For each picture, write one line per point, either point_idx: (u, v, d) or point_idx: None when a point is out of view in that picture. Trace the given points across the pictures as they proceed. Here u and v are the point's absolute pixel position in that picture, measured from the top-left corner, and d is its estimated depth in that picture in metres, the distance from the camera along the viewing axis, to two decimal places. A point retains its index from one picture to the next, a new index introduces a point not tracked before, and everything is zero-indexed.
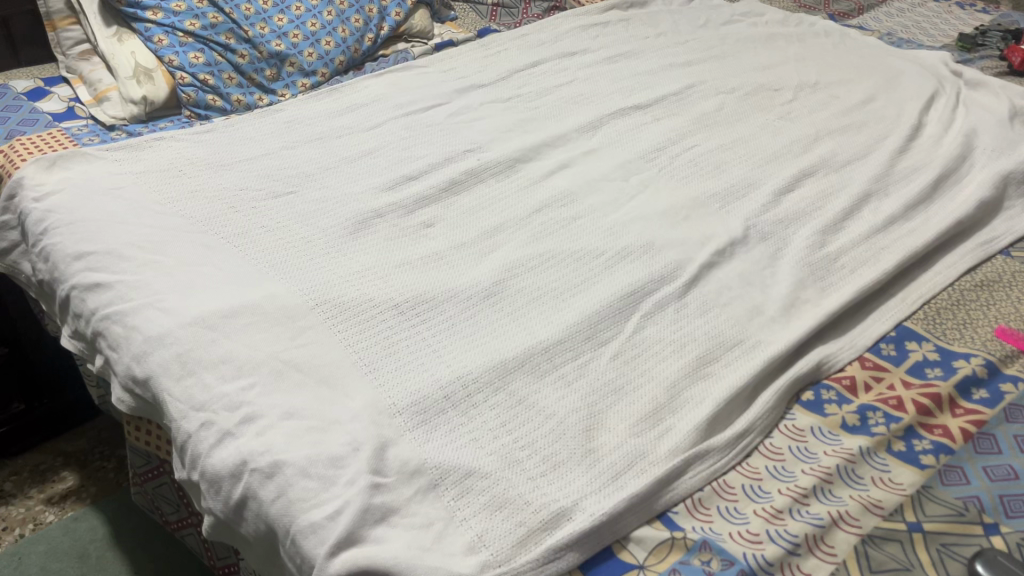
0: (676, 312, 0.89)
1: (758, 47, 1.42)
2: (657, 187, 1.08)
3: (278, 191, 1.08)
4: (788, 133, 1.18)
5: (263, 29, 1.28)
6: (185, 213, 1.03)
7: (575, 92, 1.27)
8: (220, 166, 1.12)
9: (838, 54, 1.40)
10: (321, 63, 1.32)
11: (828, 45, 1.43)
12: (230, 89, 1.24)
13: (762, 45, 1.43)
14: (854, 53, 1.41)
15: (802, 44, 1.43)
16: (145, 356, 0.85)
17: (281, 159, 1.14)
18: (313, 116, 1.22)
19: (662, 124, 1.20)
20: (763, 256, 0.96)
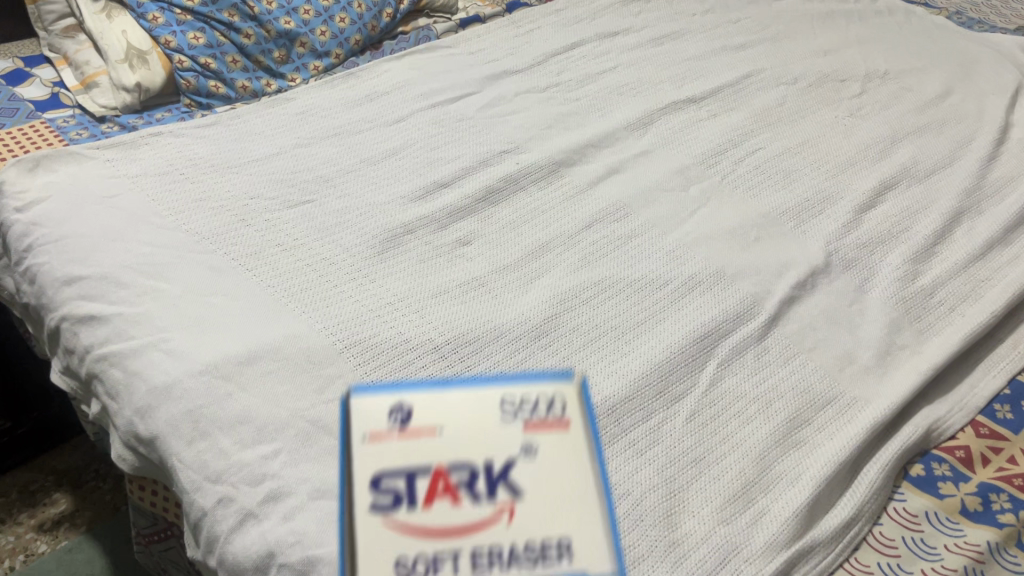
0: (756, 359, 0.78)
1: (817, 26, 1.28)
2: (721, 199, 0.96)
3: (293, 200, 0.95)
4: (862, 132, 1.05)
5: (271, 4, 1.13)
6: (188, 226, 0.91)
7: (620, 80, 1.14)
8: (226, 168, 0.99)
9: (906, 35, 1.26)
10: (335, 43, 1.18)
11: (892, 25, 1.29)
12: (234, 75, 1.11)
13: (822, 23, 1.29)
14: (925, 33, 1.27)
15: (865, 23, 1.29)
16: (150, 412, 0.74)
17: (295, 159, 1.01)
18: (329, 106, 1.09)
19: (720, 121, 1.07)
20: (849, 287, 0.85)
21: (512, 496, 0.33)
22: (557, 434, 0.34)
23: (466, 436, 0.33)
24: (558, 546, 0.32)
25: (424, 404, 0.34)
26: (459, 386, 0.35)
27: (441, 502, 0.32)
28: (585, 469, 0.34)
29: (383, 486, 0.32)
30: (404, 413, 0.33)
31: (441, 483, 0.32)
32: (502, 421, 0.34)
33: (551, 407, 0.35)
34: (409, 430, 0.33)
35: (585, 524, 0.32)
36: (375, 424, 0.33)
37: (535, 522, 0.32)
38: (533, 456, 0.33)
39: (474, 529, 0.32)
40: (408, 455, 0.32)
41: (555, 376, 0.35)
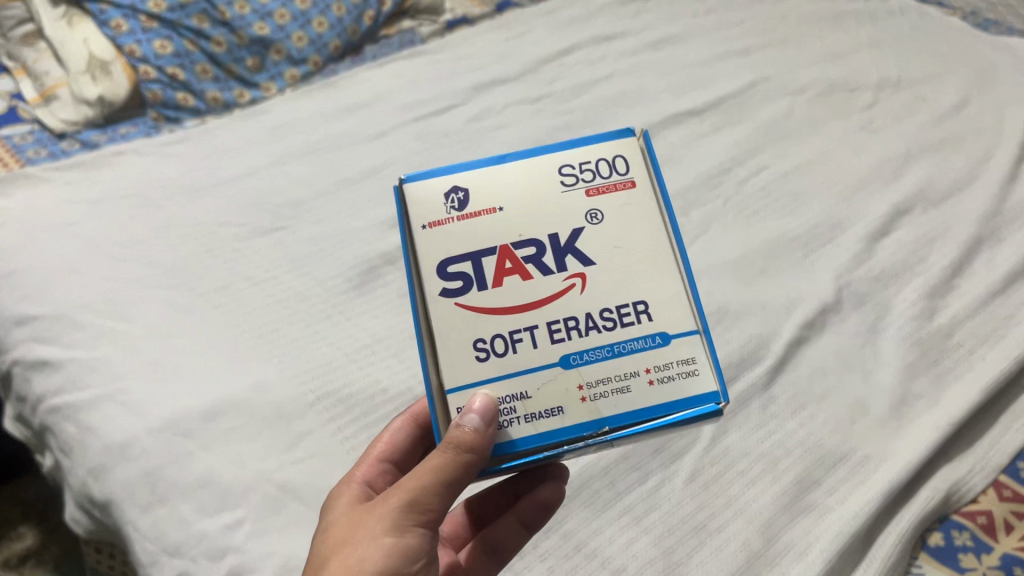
0: (762, 410, 0.73)
1: (825, 28, 1.21)
2: (723, 226, 0.90)
3: (265, 227, 0.89)
4: (874, 149, 0.99)
5: (243, 8, 1.06)
6: (151, 258, 0.84)
7: (617, 89, 1.08)
8: (194, 192, 0.92)
9: (919, 38, 1.20)
10: (313, 49, 1.11)
11: (904, 27, 1.22)
12: (204, 86, 1.05)
13: (830, 25, 1.22)
14: (939, 36, 1.20)
15: (876, 25, 1.22)
16: (107, 472, 0.67)
17: (269, 179, 0.95)
18: (306, 119, 1.03)
19: (722, 136, 1.01)
20: (861, 326, 0.79)
21: (579, 264, 0.51)
22: (624, 192, 0.53)
23: (525, 208, 0.53)
24: (634, 307, 0.50)
25: (483, 189, 0.53)
26: (514, 161, 0.54)
27: (509, 276, 0.51)
28: (653, 221, 0.52)
29: (452, 272, 0.51)
30: (461, 195, 0.53)
31: (508, 261, 0.51)
32: (567, 191, 0.53)
33: (614, 172, 0.54)
34: (467, 211, 0.53)
35: (653, 271, 0.51)
36: (439, 214, 0.52)
37: (605, 281, 0.51)
38: (599, 222, 0.52)
39: (547, 301, 0.51)
40: (475, 244, 0.52)
41: (617, 136, 0.56)
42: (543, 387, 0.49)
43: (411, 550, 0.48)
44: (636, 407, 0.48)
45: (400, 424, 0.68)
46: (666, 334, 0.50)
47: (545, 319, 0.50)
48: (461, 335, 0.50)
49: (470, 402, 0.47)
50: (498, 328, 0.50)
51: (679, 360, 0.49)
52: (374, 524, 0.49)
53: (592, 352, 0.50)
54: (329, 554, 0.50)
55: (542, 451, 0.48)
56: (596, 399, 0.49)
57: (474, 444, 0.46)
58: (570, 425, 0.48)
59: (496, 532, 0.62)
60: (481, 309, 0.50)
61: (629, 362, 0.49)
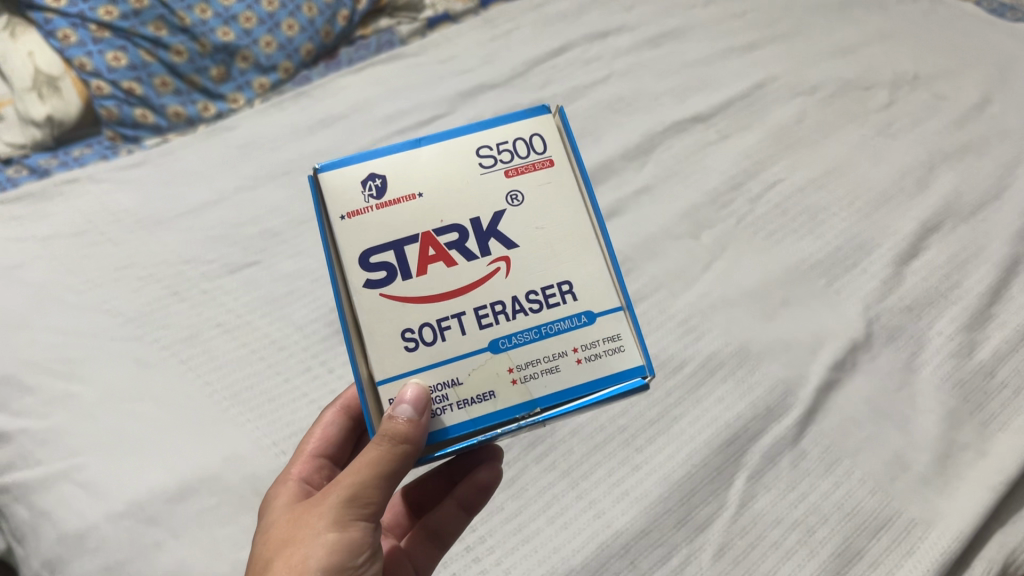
0: (793, 468, 0.66)
1: (834, 18, 1.13)
2: (738, 250, 0.82)
3: (235, 263, 0.81)
4: (894, 157, 0.92)
5: (204, 12, 0.96)
6: (110, 305, 0.76)
7: (614, 93, 0.99)
8: (155, 225, 0.83)
9: (932, 28, 1.12)
10: (283, 55, 1.02)
11: (915, 15, 1.14)
12: (164, 100, 0.95)
13: (838, 13, 1.14)
14: (953, 25, 1.12)
15: (886, 13, 1.14)
16: (61, 568, 0.59)
17: (239, 207, 0.86)
18: (277, 135, 0.94)
19: (731, 145, 0.93)
20: (895, 365, 0.72)
21: (502, 248, 0.51)
22: (544, 170, 0.52)
23: (447, 191, 0.51)
24: (559, 287, 0.51)
25: (401, 174, 0.51)
26: (430, 143, 0.53)
27: (433, 264, 0.50)
28: (574, 198, 0.52)
29: (374, 263, 0.50)
30: (378, 182, 0.51)
31: (432, 248, 0.50)
32: (486, 173, 0.52)
33: (532, 150, 0.53)
34: (385, 198, 0.51)
35: (578, 249, 0.51)
36: (356, 203, 0.50)
37: (530, 265, 0.51)
38: (522, 202, 0.51)
39: (473, 286, 0.50)
40: (397, 232, 0.50)
41: (534, 112, 0.55)
42: (473, 371, 0.49)
43: (357, 544, 0.47)
44: (565, 387, 0.49)
45: (332, 416, 0.67)
46: (592, 313, 0.50)
47: (472, 305, 0.50)
48: (387, 325, 0.49)
49: (400, 393, 0.47)
50: (425, 316, 0.50)
51: (606, 337, 0.50)
52: (314, 520, 0.47)
53: (521, 336, 0.50)
54: (269, 556, 0.47)
55: (473, 436, 0.48)
56: (526, 380, 0.49)
57: (409, 434, 0.45)
58: (501, 409, 0.49)
59: (436, 517, 0.61)
60: (404, 299, 0.50)
61: (558, 342, 0.50)
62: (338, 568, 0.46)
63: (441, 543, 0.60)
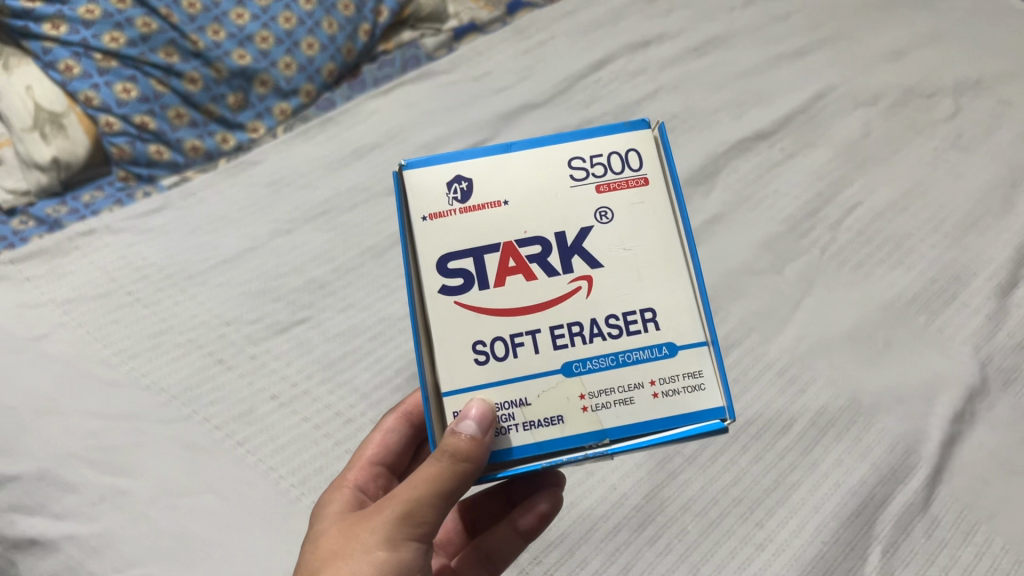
0: (929, 537, 0.60)
1: (881, 15, 1.07)
2: (827, 285, 0.76)
3: (283, 322, 0.73)
4: (972, 174, 0.86)
5: (218, 33, 0.87)
6: (149, 380, 0.68)
7: (666, 110, 0.93)
8: (189, 281, 0.75)
9: (983, 25, 1.07)
10: (304, 77, 0.93)
11: (963, 11, 1.09)
12: (180, 134, 0.87)
13: (884, 11, 1.08)
14: (1003, 21, 1.07)
15: (933, 9, 1.09)
16: None
17: (278, 255, 0.78)
18: (308, 170, 0.86)
19: (799, 164, 0.87)
20: (1016, 413, 0.67)
21: (586, 266, 0.45)
22: (638, 189, 0.46)
23: (534, 201, 0.46)
24: (640, 312, 0.45)
25: (489, 177, 0.46)
26: (522, 149, 0.47)
27: (512, 276, 0.45)
28: (666, 221, 0.46)
29: (451, 269, 0.45)
30: (464, 185, 0.46)
31: (512, 259, 0.45)
32: (577, 186, 0.46)
33: (628, 163, 0.47)
34: (469, 203, 0.46)
35: (664, 272, 0.45)
36: (438, 205, 0.46)
37: (613, 285, 0.45)
38: (611, 221, 0.46)
39: (551, 303, 0.45)
40: (476, 238, 0.45)
41: (634, 125, 0.48)
42: (546, 393, 0.44)
43: (407, 565, 0.43)
44: (638, 421, 0.44)
45: (393, 423, 0.63)
46: (673, 344, 0.44)
47: (549, 323, 0.45)
48: (459, 338, 0.44)
49: (464, 407, 0.43)
50: (498, 330, 0.45)
51: (685, 373, 0.44)
52: (366, 535, 0.44)
53: (593, 356, 0.44)
54: (319, 566, 0.44)
55: (536, 462, 0.43)
56: (597, 409, 0.44)
57: (472, 457, 0.41)
58: (569, 436, 0.43)
59: (492, 539, 0.58)
60: (477, 310, 0.45)
61: (634, 371, 0.44)
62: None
63: (491, 567, 0.58)
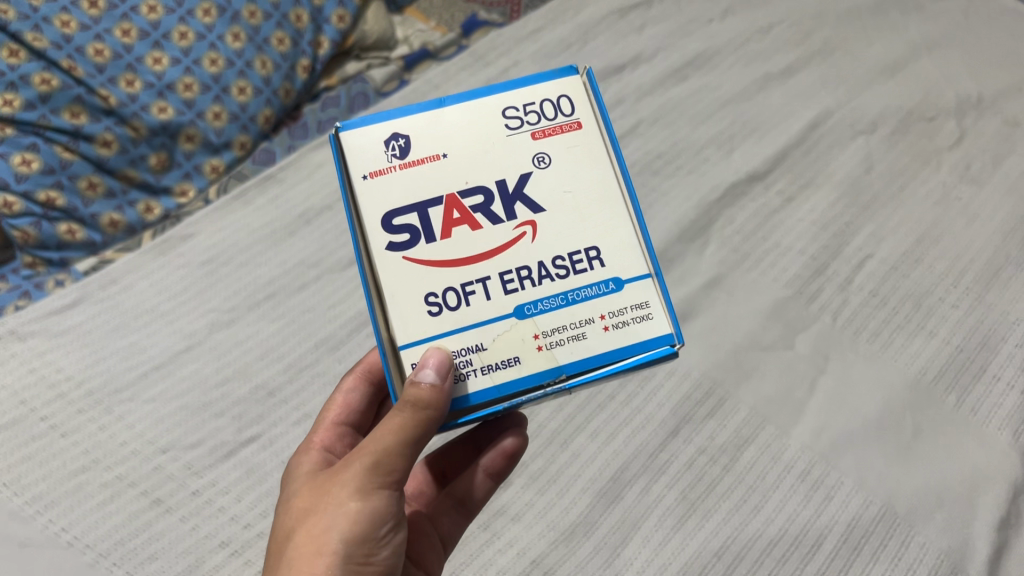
0: None
1: (874, 18, 0.97)
2: (844, 357, 0.68)
3: (231, 446, 0.63)
4: (988, 213, 0.78)
5: (132, 85, 0.75)
6: (73, 534, 0.58)
7: (649, 150, 0.84)
8: (116, 399, 0.64)
9: (982, 25, 0.97)
10: (237, 127, 0.82)
11: (960, 7, 0.99)
12: (96, 208, 0.75)
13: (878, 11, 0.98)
14: (1005, 19, 0.98)
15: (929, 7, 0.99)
16: None
17: (219, 356, 0.67)
18: (249, 242, 0.75)
19: (799, 210, 0.79)
20: None
21: (529, 211, 0.41)
22: (571, 133, 0.43)
23: (475, 150, 0.42)
24: (585, 251, 0.41)
25: (427, 131, 0.42)
26: (456, 103, 0.43)
27: (458, 228, 0.41)
28: (602, 163, 0.42)
29: (396, 224, 0.40)
30: (401, 142, 0.41)
31: (457, 210, 0.41)
32: (513, 136, 0.42)
33: (559, 111, 0.43)
34: (408, 159, 0.41)
35: (605, 214, 0.41)
36: (377, 162, 0.41)
37: (560, 229, 0.41)
38: (552, 163, 0.42)
39: (498, 250, 0.41)
40: (417, 189, 0.41)
41: (561, 72, 0.44)
42: (501, 336, 0.40)
43: (382, 515, 0.39)
44: (595, 353, 0.40)
45: (353, 384, 0.56)
46: (618, 278, 0.41)
47: (498, 269, 0.40)
48: (404, 291, 0.40)
49: (422, 356, 0.38)
50: (450, 279, 0.40)
51: (631, 304, 0.40)
52: (334, 489, 0.39)
53: (541, 299, 0.40)
54: (288, 524, 0.40)
55: (495, 405, 0.39)
56: (553, 347, 0.40)
57: (434, 403, 0.37)
58: (526, 376, 0.39)
59: (462, 484, 0.56)
60: (424, 264, 0.40)
61: (583, 307, 0.40)
62: (359, 544, 0.38)
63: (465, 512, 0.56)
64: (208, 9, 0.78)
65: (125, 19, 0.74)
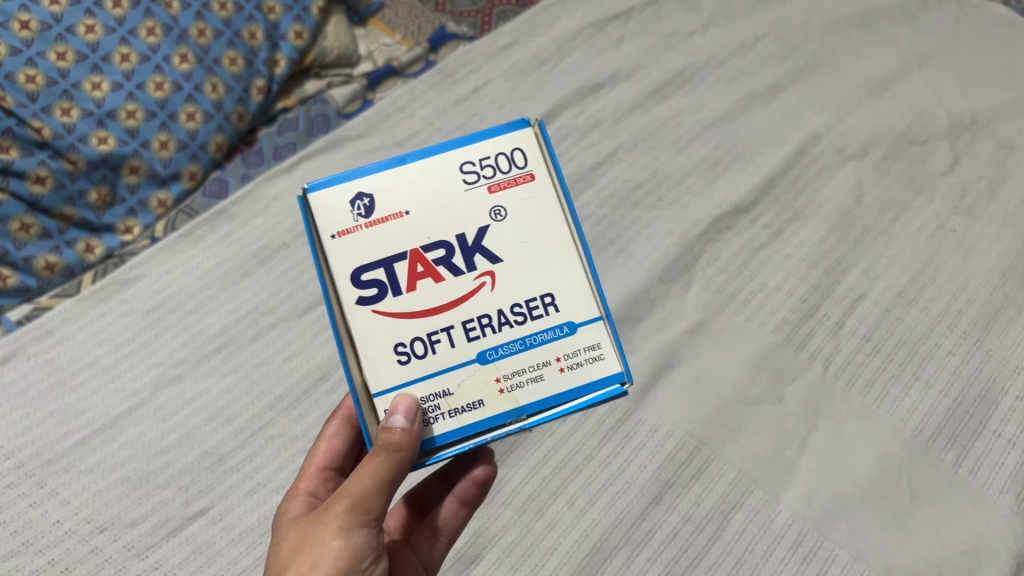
0: None
1: (865, 27, 0.92)
2: (836, 411, 0.64)
3: (176, 522, 0.58)
4: (986, 246, 0.74)
5: (69, 114, 0.68)
6: None
7: (627, 179, 0.79)
8: (49, 470, 0.59)
9: (977, 32, 0.91)
10: (185, 157, 0.75)
11: (956, 11, 0.93)
12: (29, 252, 0.69)
13: (869, 18, 0.92)
14: (1002, 24, 0.92)
15: (923, 12, 0.93)
16: None
17: (164, 418, 0.62)
18: (199, 285, 0.69)
19: (787, 245, 0.74)
20: None
21: (489, 262, 0.39)
22: (524, 186, 0.40)
23: (436, 205, 0.39)
24: (540, 298, 0.39)
25: (391, 187, 0.39)
26: (416, 159, 0.40)
27: (422, 282, 0.38)
28: (557, 217, 0.40)
29: (364, 279, 0.38)
30: (366, 201, 0.39)
31: (420, 264, 0.38)
32: (470, 191, 0.39)
33: (513, 163, 0.40)
34: (375, 217, 0.38)
35: (563, 263, 0.39)
36: (343, 221, 0.38)
37: (519, 280, 0.39)
38: (511, 217, 0.39)
39: (460, 301, 0.39)
40: (380, 244, 0.38)
41: (514, 124, 0.41)
42: (464, 382, 0.38)
43: (364, 553, 0.37)
44: (555, 392, 0.38)
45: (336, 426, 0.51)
46: (571, 322, 0.39)
47: (462, 319, 0.39)
48: (374, 343, 0.38)
49: (392, 402, 0.36)
50: (417, 329, 0.38)
51: (584, 347, 0.39)
52: (316, 526, 0.37)
53: (500, 343, 0.39)
54: (275, 565, 0.38)
55: (462, 446, 0.38)
56: (513, 389, 0.38)
57: (406, 447, 0.35)
58: (489, 419, 0.38)
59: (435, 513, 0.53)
60: (392, 317, 0.38)
61: (538, 351, 0.39)
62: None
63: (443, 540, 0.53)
64: (152, 28, 0.72)
65: (60, 41, 0.67)
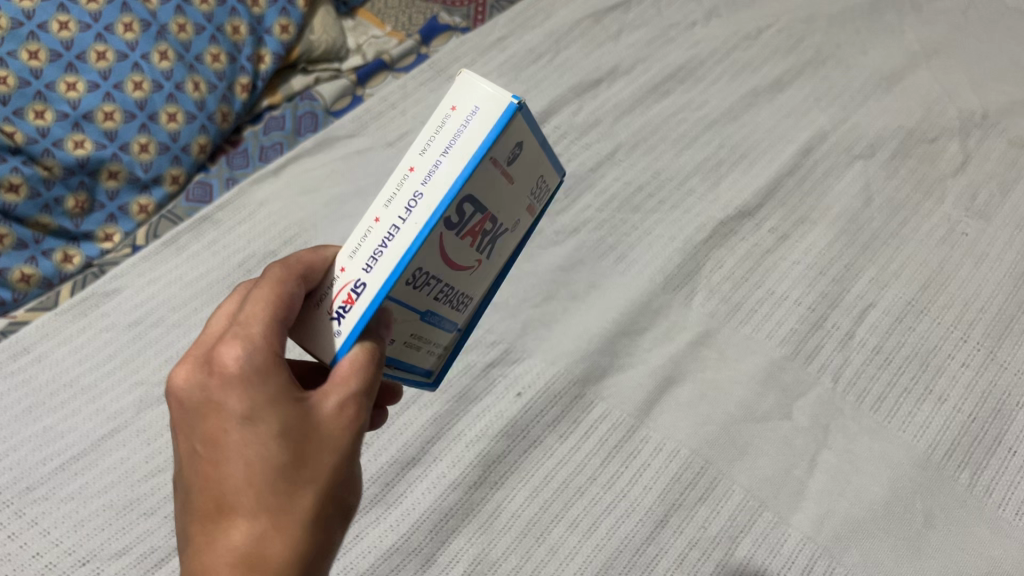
0: None
1: (871, 18, 0.89)
2: (846, 428, 0.62)
3: (162, 552, 0.55)
4: (998, 251, 0.71)
5: (43, 115, 0.64)
6: None
7: (628, 181, 0.76)
8: (27, 499, 0.56)
9: (987, 23, 0.88)
10: (168, 159, 0.72)
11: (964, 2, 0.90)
12: (3, 263, 0.65)
13: (877, 9, 0.90)
14: (1013, 15, 0.89)
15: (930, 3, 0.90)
16: None
17: (148, 440, 0.60)
18: (184, 297, 0.66)
19: (793, 250, 0.72)
20: None
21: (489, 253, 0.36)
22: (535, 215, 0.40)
23: (519, 200, 0.36)
24: (467, 297, 0.38)
25: (525, 158, 0.34)
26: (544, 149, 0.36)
27: (470, 240, 0.34)
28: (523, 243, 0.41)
29: (461, 212, 0.31)
30: (518, 153, 0.33)
31: (479, 228, 0.34)
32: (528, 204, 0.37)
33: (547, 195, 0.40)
34: (508, 172, 0.33)
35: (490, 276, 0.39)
36: (500, 156, 0.32)
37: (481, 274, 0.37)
38: (513, 232, 0.37)
39: (462, 266, 0.35)
40: (490, 193, 0.33)
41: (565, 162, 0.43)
42: (402, 324, 0.35)
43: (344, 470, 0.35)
44: (401, 362, 0.38)
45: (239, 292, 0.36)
46: (454, 324, 0.39)
47: (450, 281, 0.35)
48: (417, 264, 0.31)
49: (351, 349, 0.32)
50: (439, 271, 0.33)
51: (431, 349, 0.39)
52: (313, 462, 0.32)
53: (437, 310, 0.36)
54: (253, 456, 0.31)
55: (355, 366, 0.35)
56: (400, 347, 0.36)
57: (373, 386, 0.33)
58: None
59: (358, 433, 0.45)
60: (443, 251, 0.32)
61: (432, 332, 0.38)
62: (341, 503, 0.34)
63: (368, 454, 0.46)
64: (129, 24, 0.68)
65: (31, 39, 0.64)
